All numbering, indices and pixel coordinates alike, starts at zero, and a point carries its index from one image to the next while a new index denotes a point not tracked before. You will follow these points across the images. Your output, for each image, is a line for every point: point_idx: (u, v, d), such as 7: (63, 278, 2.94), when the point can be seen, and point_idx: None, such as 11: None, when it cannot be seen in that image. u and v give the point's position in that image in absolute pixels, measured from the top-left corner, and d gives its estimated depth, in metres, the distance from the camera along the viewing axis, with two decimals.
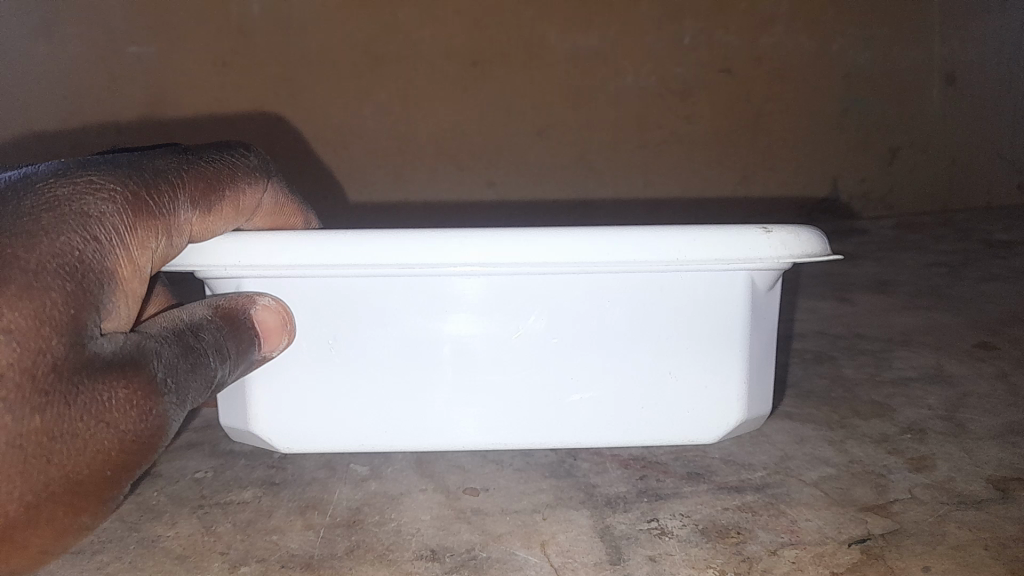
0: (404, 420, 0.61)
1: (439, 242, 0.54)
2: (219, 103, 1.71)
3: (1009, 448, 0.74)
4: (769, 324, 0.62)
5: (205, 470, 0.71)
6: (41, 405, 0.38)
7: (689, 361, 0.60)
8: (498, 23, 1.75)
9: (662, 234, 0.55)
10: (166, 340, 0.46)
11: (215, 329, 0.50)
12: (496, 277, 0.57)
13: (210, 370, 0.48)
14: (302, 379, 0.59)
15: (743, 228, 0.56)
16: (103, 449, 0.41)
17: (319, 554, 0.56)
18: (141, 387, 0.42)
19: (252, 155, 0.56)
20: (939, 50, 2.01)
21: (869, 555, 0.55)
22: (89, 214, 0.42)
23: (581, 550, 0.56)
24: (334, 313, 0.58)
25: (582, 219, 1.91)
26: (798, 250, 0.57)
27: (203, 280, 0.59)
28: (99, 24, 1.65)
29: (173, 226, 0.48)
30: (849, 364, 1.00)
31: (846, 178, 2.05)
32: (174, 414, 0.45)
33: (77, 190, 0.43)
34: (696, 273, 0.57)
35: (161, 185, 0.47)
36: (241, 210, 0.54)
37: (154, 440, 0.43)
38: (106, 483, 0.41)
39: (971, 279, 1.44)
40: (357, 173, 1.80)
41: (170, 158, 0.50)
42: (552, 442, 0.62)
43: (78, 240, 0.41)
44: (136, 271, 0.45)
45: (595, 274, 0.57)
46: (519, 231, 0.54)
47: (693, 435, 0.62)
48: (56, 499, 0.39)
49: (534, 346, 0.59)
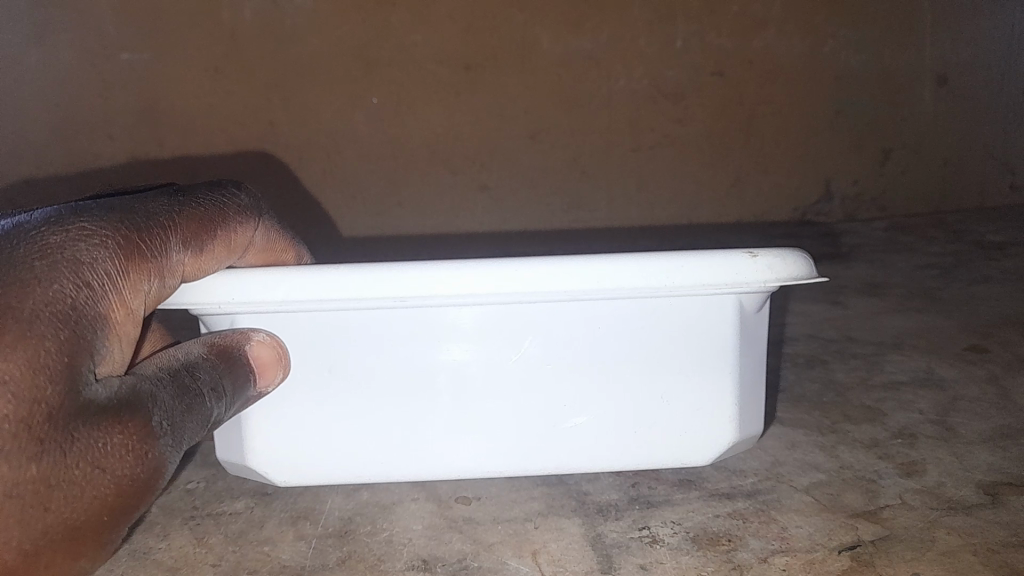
0: (398, 445, 0.60)
1: (431, 266, 0.54)
2: (213, 109, 1.71)
3: (999, 452, 0.74)
4: (758, 344, 0.62)
5: (198, 480, 0.71)
6: (38, 454, 0.38)
7: (682, 379, 0.60)
8: (490, 27, 1.76)
9: (653, 260, 0.55)
10: (162, 381, 0.46)
11: (211, 367, 0.50)
12: (490, 304, 0.57)
13: (206, 410, 0.48)
14: (299, 403, 0.59)
15: (730, 253, 0.56)
16: (101, 495, 0.41)
17: (312, 565, 0.57)
18: (137, 431, 0.42)
19: (243, 194, 0.57)
20: (931, 52, 2.01)
21: (859, 562, 0.56)
22: (81, 260, 0.43)
23: (572, 559, 0.57)
24: (331, 337, 0.57)
25: (575, 223, 1.91)
26: (785, 275, 0.57)
27: (198, 318, 0.58)
28: (91, 31, 1.65)
29: (165, 268, 0.48)
30: (841, 368, 1.00)
31: (838, 180, 2.06)
32: (172, 456, 0.44)
33: (69, 237, 0.43)
34: (691, 298, 0.58)
35: (153, 228, 0.48)
36: (233, 249, 0.54)
37: (151, 483, 0.43)
38: (105, 528, 0.42)
39: (963, 281, 1.44)
40: (350, 178, 1.80)
41: (162, 201, 0.50)
42: (545, 463, 0.61)
43: (71, 287, 0.41)
44: (129, 314, 0.45)
45: (587, 300, 0.57)
46: (516, 255, 0.54)
47: (687, 459, 0.63)
48: (55, 545, 0.40)
49: (529, 367, 0.59)
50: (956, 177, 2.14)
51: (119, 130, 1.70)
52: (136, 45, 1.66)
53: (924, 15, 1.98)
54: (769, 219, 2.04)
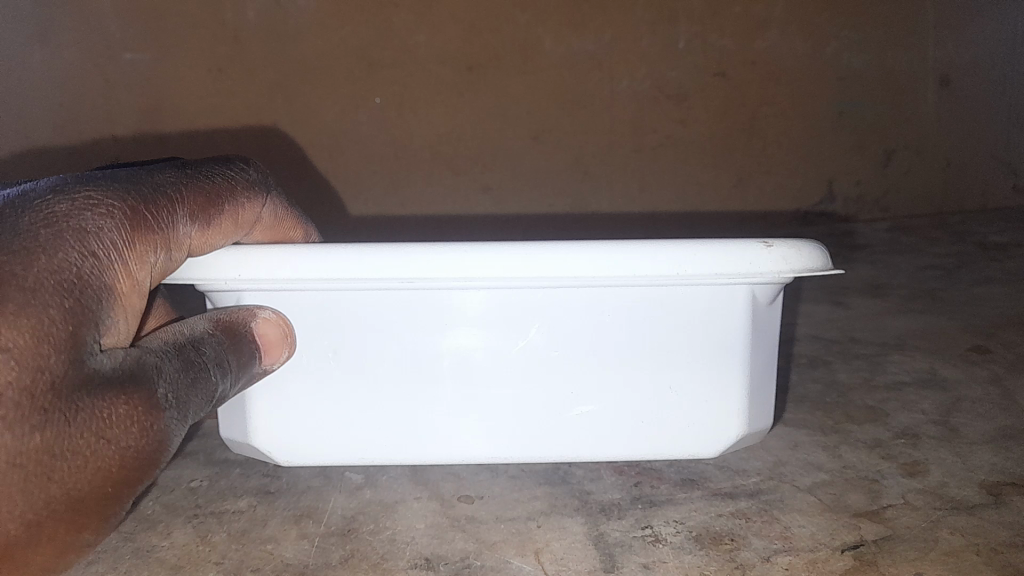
0: (403, 436, 0.61)
1: (440, 253, 0.54)
2: (217, 108, 1.72)
3: (1003, 452, 0.74)
4: (768, 341, 0.62)
5: (201, 479, 0.71)
6: (41, 423, 0.38)
7: (689, 378, 0.60)
8: (493, 27, 1.76)
9: (667, 249, 0.55)
10: (166, 355, 0.46)
11: (216, 342, 0.50)
12: (496, 292, 0.57)
13: (211, 384, 0.48)
14: (303, 384, 0.59)
15: (743, 242, 0.56)
16: (104, 467, 0.41)
17: (314, 563, 0.57)
18: (142, 403, 0.43)
19: (250, 170, 0.57)
20: (934, 52, 2.01)
21: (861, 562, 0.56)
22: (87, 230, 0.43)
23: (575, 558, 0.57)
24: (337, 319, 0.58)
25: (576, 225, 1.90)
26: (799, 264, 0.56)
27: (204, 293, 0.59)
28: (94, 30, 1.65)
29: (172, 240, 0.49)
30: (844, 368, 1.00)
31: (840, 180, 2.05)
32: (176, 429, 0.45)
33: (75, 207, 0.43)
34: (701, 290, 0.58)
35: (160, 200, 0.48)
36: (240, 224, 0.55)
37: (156, 457, 0.44)
38: (108, 500, 0.42)
39: (965, 282, 1.44)
40: (353, 179, 1.80)
41: (170, 173, 0.50)
42: (552, 456, 0.62)
43: (76, 257, 0.41)
44: (135, 285, 0.45)
45: (595, 291, 0.57)
46: (525, 251, 0.55)
47: (695, 450, 0.62)
48: (57, 517, 0.40)
49: (533, 357, 0.59)
50: (958, 178, 2.14)
51: (122, 129, 1.71)
52: (138, 45, 1.66)
53: (926, 15, 1.98)
54: (771, 220, 2.04)
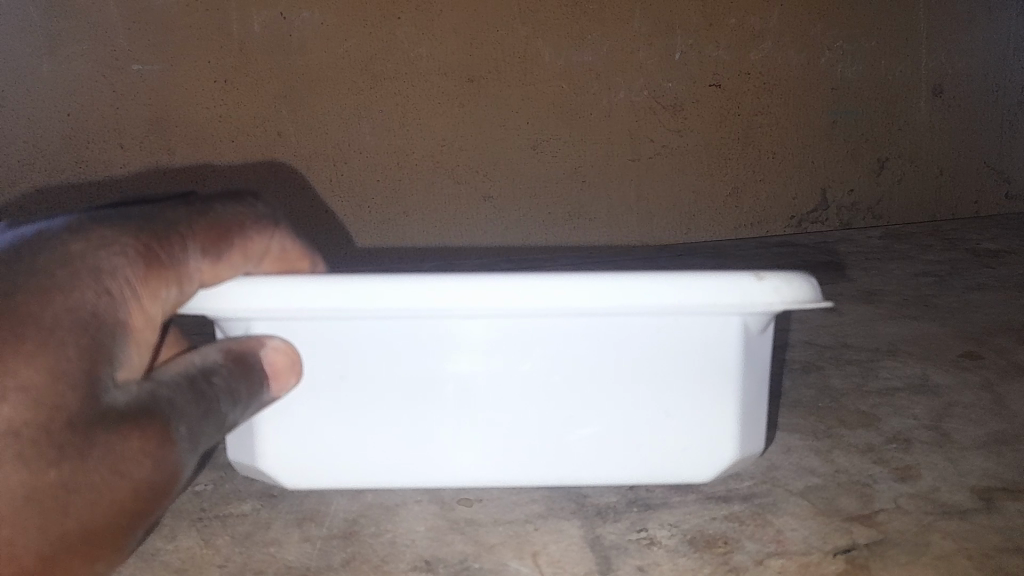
0: (405, 462, 0.62)
1: (448, 280, 0.56)
2: (224, 119, 1.74)
3: (993, 457, 0.75)
4: (763, 363, 0.64)
5: (206, 483, 0.72)
6: (56, 459, 0.43)
7: (683, 400, 0.61)
8: (493, 40, 1.78)
9: (667, 278, 0.57)
10: (179, 387, 0.49)
11: (227, 373, 0.53)
12: (505, 323, 0.59)
13: (221, 414, 0.51)
14: (309, 409, 0.60)
15: (737, 275, 0.57)
16: (116, 501, 0.45)
17: (317, 565, 0.58)
18: (155, 436, 0.46)
19: (261, 203, 0.58)
20: (927, 63, 2.04)
21: (854, 565, 0.57)
22: (102, 269, 0.47)
23: (570, 561, 0.58)
24: (343, 346, 0.59)
25: (573, 233, 1.94)
26: (791, 297, 0.58)
27: (215, 322, 0.60)
28: (101, 43, 1.67)
29: (184, 275, 0.52)
30: (836, 374, 1.01)
31: (835, 189, 2.07)
32: (188, 459, 0.48)
33: (91, 247, 0.48)
34: (698, 319, 0.59)
35: (172, 237, 0.51)
36: (251, 257, 0.56)
37: (167, 488, 0.47)
38: (120, 532, 0.46)
39: (957, 288, 1.46)
40: (357, 190, 1.83)
41: (182, 210, 0.53)
42: (551, 479, 0.63)
43: (92, 295, 0.46)
44: (147, 320, 0.49)
45: (598, 317, 0.58)
46: (531, 273, 0.56)
47: (688, 475, 0.64)
48: (72, 549, 0.44)
49: (539, 378, 0.60)
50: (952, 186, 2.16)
51: (130, 139, 1.73)
52: (142, 56, 1.68)
53: (919, 26, 2.00)
54: (767, 228, 2.06)
